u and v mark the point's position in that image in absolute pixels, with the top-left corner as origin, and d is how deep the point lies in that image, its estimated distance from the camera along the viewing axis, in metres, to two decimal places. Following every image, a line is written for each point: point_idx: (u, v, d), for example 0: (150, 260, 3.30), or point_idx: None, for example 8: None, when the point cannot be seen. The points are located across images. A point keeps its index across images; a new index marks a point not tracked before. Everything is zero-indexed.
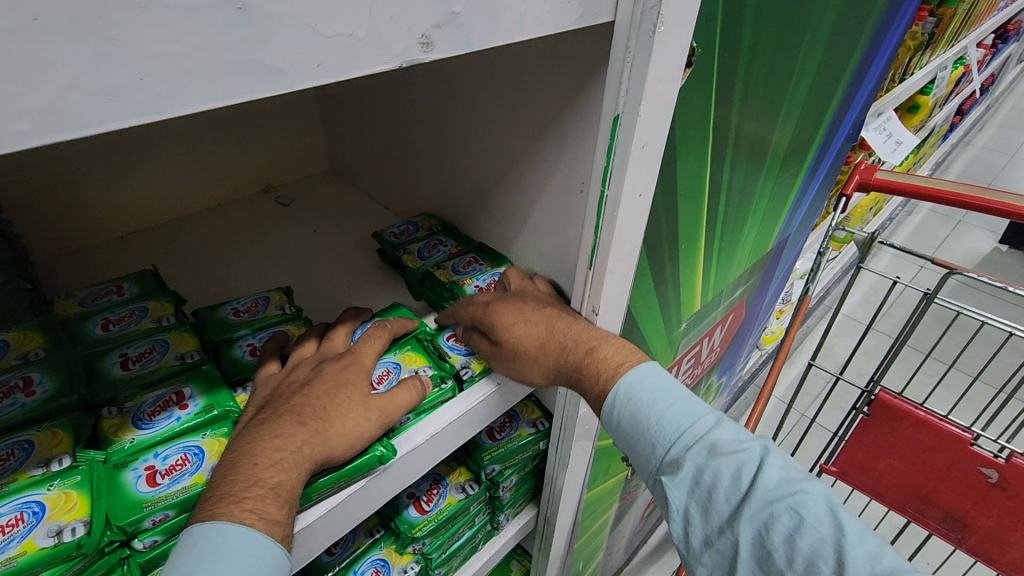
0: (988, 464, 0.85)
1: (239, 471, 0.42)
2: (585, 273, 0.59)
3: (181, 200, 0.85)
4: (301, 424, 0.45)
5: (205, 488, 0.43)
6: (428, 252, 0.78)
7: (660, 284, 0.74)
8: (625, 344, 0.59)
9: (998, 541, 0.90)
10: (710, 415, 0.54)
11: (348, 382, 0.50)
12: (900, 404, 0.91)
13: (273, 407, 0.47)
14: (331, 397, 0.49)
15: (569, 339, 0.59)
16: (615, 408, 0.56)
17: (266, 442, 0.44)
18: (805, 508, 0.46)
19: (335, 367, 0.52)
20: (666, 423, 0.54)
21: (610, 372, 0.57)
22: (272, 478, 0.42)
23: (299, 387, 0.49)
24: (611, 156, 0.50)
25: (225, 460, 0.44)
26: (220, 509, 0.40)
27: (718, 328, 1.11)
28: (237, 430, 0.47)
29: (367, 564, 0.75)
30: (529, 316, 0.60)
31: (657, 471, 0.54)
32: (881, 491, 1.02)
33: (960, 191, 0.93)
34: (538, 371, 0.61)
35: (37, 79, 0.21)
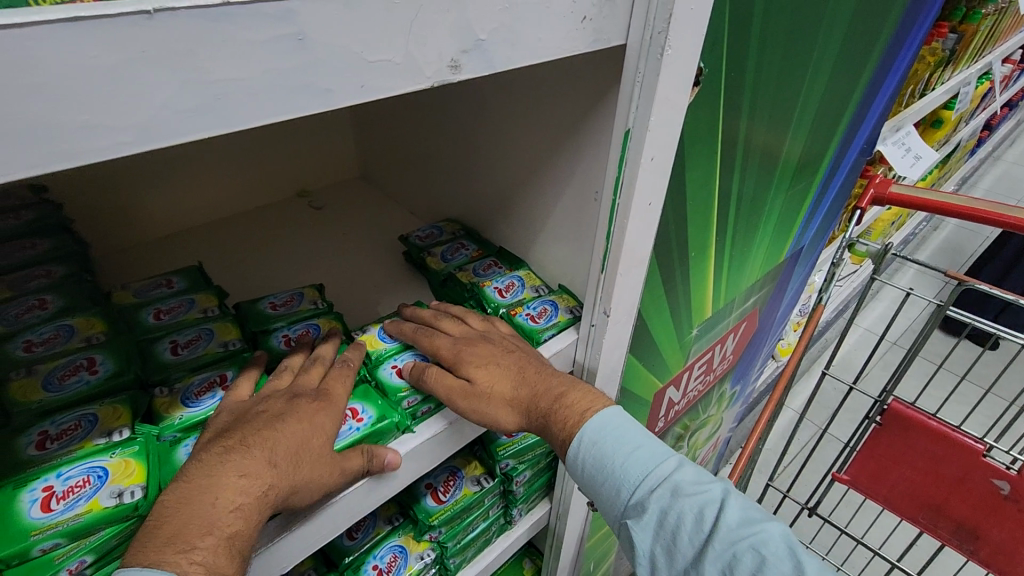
0: (1000, 476, 0.86)
1: (196, 510, 0.41)
2: (596, 276, 0.62)
3: (222, 202, 0.92)
4: (271, 465, 0.44)
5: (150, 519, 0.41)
6: (451, 254, 0.83)
7: (671, 289, 0.77)
8: (590, 388, 0.62)
9: (1009, 554, 0.90)
10: (671, 457, 0.58)
11: (321, 428, 0.49)
12: (913, 414, 0.92)
13: (238, 435, 0.46)
14: (304, 441, 0.47)
15: (542, 381, 0.61)
16: (580, 454, 0.59)
17: (230, 482, 0.42)
18: (766, 547, 0.49)
19: (310, 406, 0.50)
20: (631, 466, 0.57)
21: (576, 418, 0.59)
22: (229, 526, 0.41)
23: (272, 420, 0.48)
24: (622, 168, 0.53)
25: (174, 495, 0.42)
26: (165, 555, 0.39)
27: (731, 336, 1.13)
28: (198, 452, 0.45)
29: (386, 549, 0.80)
30: (500, 359, 0.63)
31: (622, 514, 0.58)
32: (893, 500, 1.03)
33: (974, 204, 0.94)
34: (508, 413, 0.61)
35: (140, 100, 0.26)
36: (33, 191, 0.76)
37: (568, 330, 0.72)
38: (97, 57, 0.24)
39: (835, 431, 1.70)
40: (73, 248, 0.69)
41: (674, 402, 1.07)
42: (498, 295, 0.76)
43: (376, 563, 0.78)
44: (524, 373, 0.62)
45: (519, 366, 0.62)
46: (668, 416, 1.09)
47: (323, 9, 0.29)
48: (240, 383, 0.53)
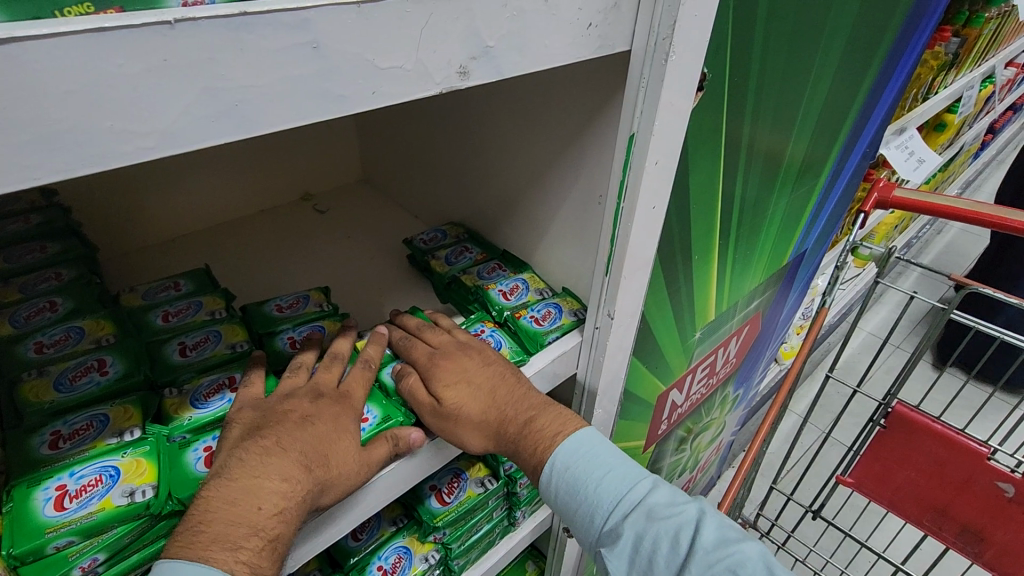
0: (1005, 478, 0.86)
1: (241, 512, 0.42)
2: (601, 279, 0.63)
3: (228, 206, 0.92)
4: (308, 471, 0.46)
5: (194, 513, 0.42)
6: (455, 257, 0.83)
7: (673, 293, 0.77)
8: (562, 409, 0.63)
9: (1016, 556, 0.90)
10: (645, 479, 0.58)
11: (346, 430, 0.50)
12: (916, 417, 0.92)
13: (273, 434, 0.47)
14: (332, 444, 0.49)
15: (512, 405, 0.61)
16: (552, 479, 0.59)
17: (273, 486, 0.44)
18: (742, 568, 0.49)
19: (332, 407, 0.51)
20: (604, 492, 0.57)
21: (546, 444, 0.60)
22: (273, 529, 0.43)
23: (300, 421, 0.48)
24: (626, 173, 0.54)
25: (217, 492, 0.43)
26: (212, 552, 0.40)
27: (734, 340, 1.13)
28: (237, 450, 0.46)
29: (390, 550, 0.80)
30: (472, 378, 0.62)
31: (597, 541, 0.58)
32: (897, 503, 1.03)
33: (987, 211, 0.94)
34: (475, 435, 0.61)
35: (159, 108, 0.27)
36: (42, 196, 0.76)
37: (573, 332, 0.72)
38: (121, 66, 0.25)
39: (839, 435, 1.70)
40: (81, 251, 0.70)
41: (676, 405, 1.07)
42: (503, 297, 0.76)
43: (381, 564, 0.79)
44: (495, 395, 0.61)
45: (491, 387, 0.61)
46: (671, 419, 1.09)
47: (338, 17, 0.30)
48: (253, 381, 0.53)
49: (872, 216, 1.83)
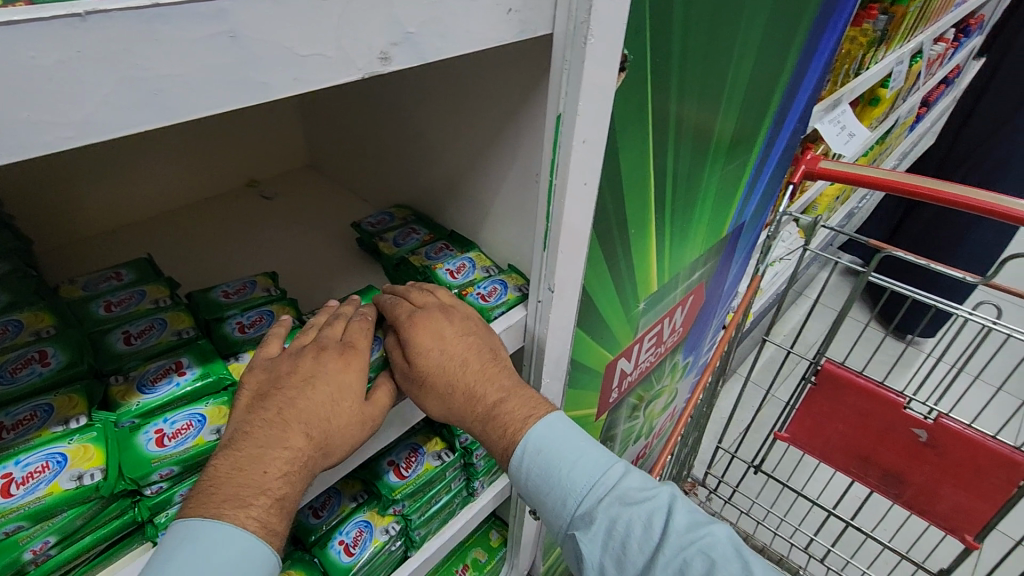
0: (919, 425, 0.95)
1: (248, 476, 0.47)
2: (539, 254, 0.66)
3: (170, 194, 0.91)
4: (309, 438, 0.50)
5: (206, 479, 0.47)
6: (403, 239, 0.85)
7: (613, 266, 0.82)
8: (532, 395, 0.67)
9: (930, 493, 0.99)
10: (616, 466, 0.65)
11: (348, 391, 0.53)
12: (843, 372, 0.99)
13: (274, 402, 0.50)
14: (333, 407, 0.52)
15: (486, 384, 0.63)
16: (527, 465, 0.65)
17: (276, 452, 0.48)
18: (712, 549, 0.58)
19: (336, 366, 0.54)
20: (580, 480, 0.64)
21: (519, 426, 0.65)
22: (278, 489, 0.48)
23: (303, 384, 0.52)
24: (556, 151, 0.57)
25: (229, 457, 0.48)
26: (225, 509, 0.45)
27: (679, 309, 1.19)
28: (241, 419, 0.50)
29: (351, 525, 0.82)
30: (450, 352, 0.63)
31: (570, 523, 0.65)
32: (828, 454, 1.10)
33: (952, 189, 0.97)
34: (442, 406, 0.63)
35: (77, 100, 0.28)
36: None
37: (516, 307, 0.76)
38: (34, 58, 0.26)
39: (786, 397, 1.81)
40: (13, 244, 0.68)
41: (626, 373, 1.12)
42: (450, 276, 0.79)
43: (341, 538, 0.81)
44: (467, 373, 0.63)
45: (468, 360, 0.63)
46: (622, 387, 1.14)
47: (254, 7, 0.31)
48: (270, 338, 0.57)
49: (812, 188, 1.92)
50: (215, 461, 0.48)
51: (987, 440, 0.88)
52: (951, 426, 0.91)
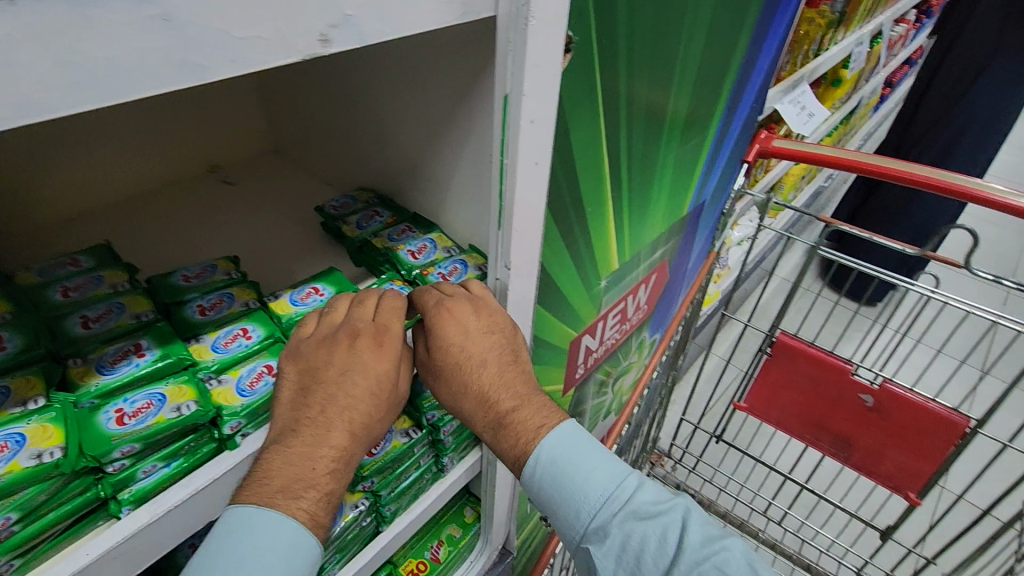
0: (865, 390, 1.00)
1: (299, 471, 0.53)
2: (495, 233, 0.68)
3: (129, 180, 0.90)
4: (352, 438, 0.56)
5: (260, 473, 0.53)
6: (365, 222, 0.86)
7: (572, 245, 0.84)
8: (545, 403, 0.70)
9: (875, 454, 1.05)
10: (628, 480, 0.69)
11: (383, 387, 0.58)
12: (796, 344, 1.04)
13: (318, 400, 0.55)
14: (370, 405, 0.57)
15: (501, 389, 0.67)
16: (539, 479, 0.68)
17: (324, 452, 0.54)
18: (727, 563, 0.62)
19: (370, 361, 0.58)
20: (593, 496, 0.68)
21: (529, 438, 0.68)
22: (325, 484, 0.54)
23: (343, 381, 0.56)
24: (505, 131, 0.58)
25: (281, 452, 0.53)
26: (279, 501, 0.51)
27: (642, 287, 1.22)
28: (291, 417, 0.55)
29: None
30: (472, 353, 0.66)
31: (583, 536, 0.69)
32: (782, 421, 1.15)
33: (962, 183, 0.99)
34: (458, 399, 0.68)
35: (10, 82, 0.29)
36: None
37: (476, 286, 0.78)
38: None
39: None
40: None
41: (592, 350, 1.15)
42: (411, 257, 0.80)
43: None
44: (484, 375, 0.66)
45: (489, 362, 0.66)
46: (588, 364, 1.17)
47: None
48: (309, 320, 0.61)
49: (775, 167, 1.96)
50: (266, 453, 0.54)
51: (929, 403, 0.94)
52: (896, 390, 0.96)
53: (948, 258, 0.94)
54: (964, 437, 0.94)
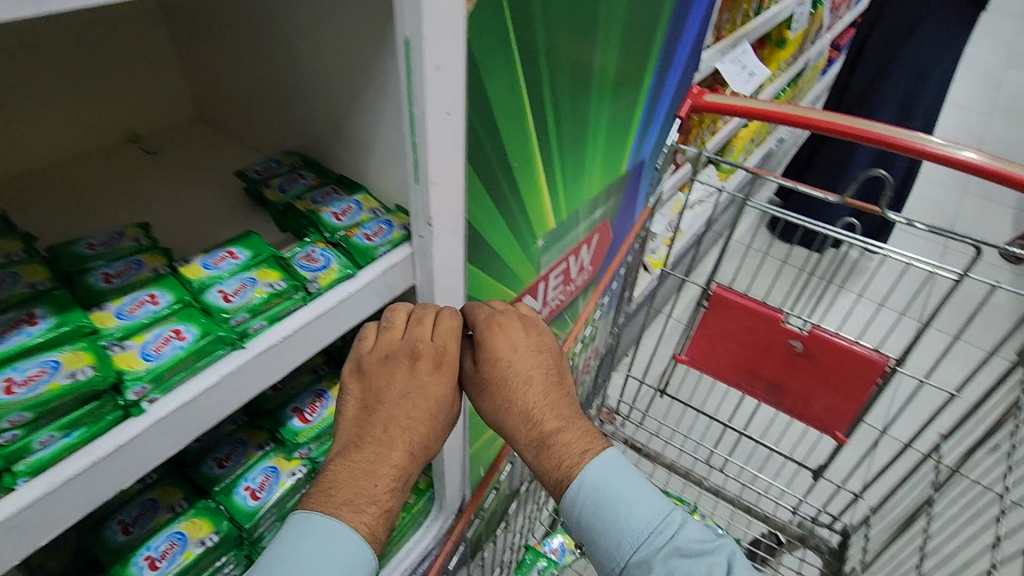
0: (795, 336, 1.04)
1: (364, 484, 0.67)
2: (414, 187, 0.68)
3: (38, 148, 0.83)
4: (409, 456, 0.70)
5: (330, 486, 0.66)
6: (289, 185, 0.83)
7: (501, 203, 0.84)
8: (589, 430, 0.79)
9: (805, 397, 1.10)
10: (673, 517, 0.76)
11: (433, 400, 0.73)
12: (729, 295, 1.07)
13: (380, 419, 0.70)
14: (421, 419, 0.72)
15: (545, 410, 0.77)
16: (585, 501, 0.76)
17: (385, 468, 0.68)
18: None
19: (423, 379, 0.73)
20: (637, 525, 0.75)
21: (572, 461, 0.77)
22: (383, 502, 0.67)
23: (401, 400, 0.71)
24: (410, 79, 0.57)
25: (346, 465, 0.67)
26: (343, 511, 0.65)
27: (585, 247, 1.23)
28: (359, 434, 0.70)
29: (257, 471, 0.83)
30: (518, 370, 0.77)
31: (625, 563, 0.75)
32: (720, 371, 1.18)
33: (904, 137, 1.01)
34: (509, 416, 0.78)
35: None
36: None
37: (403, 245, 0.77)
38: None
39: None
40: None
41: (535, 311, 1.16)
42: (335, 219, 0.78)
43: (247, 485, 0.82)
44: (529, 397, 0.77)
45: (534, 379, 0.78)
46: None
47: None
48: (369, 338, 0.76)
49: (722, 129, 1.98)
50: (335, 466, 0.68)
51: (853, 344, 0.99)
52: (823, 334, 1.01)
53: (870, 205, 0.97)
54: (884, 375, 1.00)
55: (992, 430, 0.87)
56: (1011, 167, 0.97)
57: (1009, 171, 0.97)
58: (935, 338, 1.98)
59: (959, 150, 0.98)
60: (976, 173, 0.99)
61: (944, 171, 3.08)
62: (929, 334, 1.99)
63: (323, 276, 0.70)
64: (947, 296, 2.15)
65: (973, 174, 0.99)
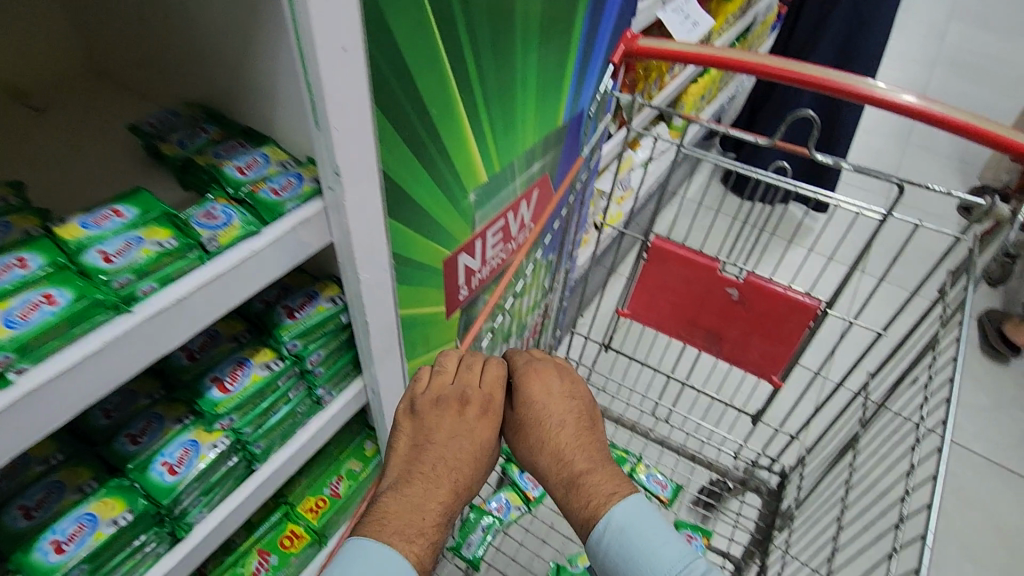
0: (732, 285, 1.04)
1: (412, 515, 0.70)
2: (316, 134, 0.63)
3: None
4: (452, 491, 0.74)
5: (381, 520, 0.69)
6: (188, 139, 0.76)
7: (421, 152, 0.79)
8: (619, 474, 0.80)
9: (742, 344, 1.11)
10: (697, 564, 0.70)
11: (478, 441, 0.79)
12: (669, 247, 1.06)
13: (428, 454, 0.76)
14: (464, 457, 0.77)
15: (576, 451, 0.81)
16: (607, 538, 0.73)
17: (431, 501, 0.72)
18: None
19: (469, 418, 0.81)
20: (657, 567, 0.70)
21: (603, 502, 0.76)
22: (427, 536, 0.69)
23: (449, 439, 0.78)
24: (293, 6, 0.52)
25: (397, 498, 0.71)
26: (393, 541, 0.66)
27: (525, 203, 1.19)
28: (409, 471, 0.75)
29: (175, 446, 0.79)
30: (550, 413, 0.85)
31: None
32: (662, 323, 1.18)
33: (852, 79, 0.95)
34: (542, 462, 0.83)
35: None
36: None
37: (314, 200, 0.72)
38: None
39: None
40: None
41: (474, 270, 1.13)
42: (238, 173, 0.72)
43: (164, 460, 0.78)
44: (559, 438, 0.83)
45: (568, 423, 0.84)
46: (472, 284, 1.15)
47: None
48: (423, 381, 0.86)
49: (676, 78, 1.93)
50: (386, 502, 0.71)
51: (788, 291, 1.00)
52: (758, 281, 1.02)
53: (799, 147, 0.97)
54: (816, 319, 1.02)
55: (913, 363, 0.89)
56: (961, 114, 0.92)
57: (959, 118, 0.92)
58: (874, 286, 2.04)
59: (906, 94, 0.93)
60: (925, 119, 0.93)
61: (888, 126, 3.15)
62: (869, 282, 2.05)
63: (224, 234, 0.65)
64: (886, 245, 2.21)
65: (920, 119, 0.93)
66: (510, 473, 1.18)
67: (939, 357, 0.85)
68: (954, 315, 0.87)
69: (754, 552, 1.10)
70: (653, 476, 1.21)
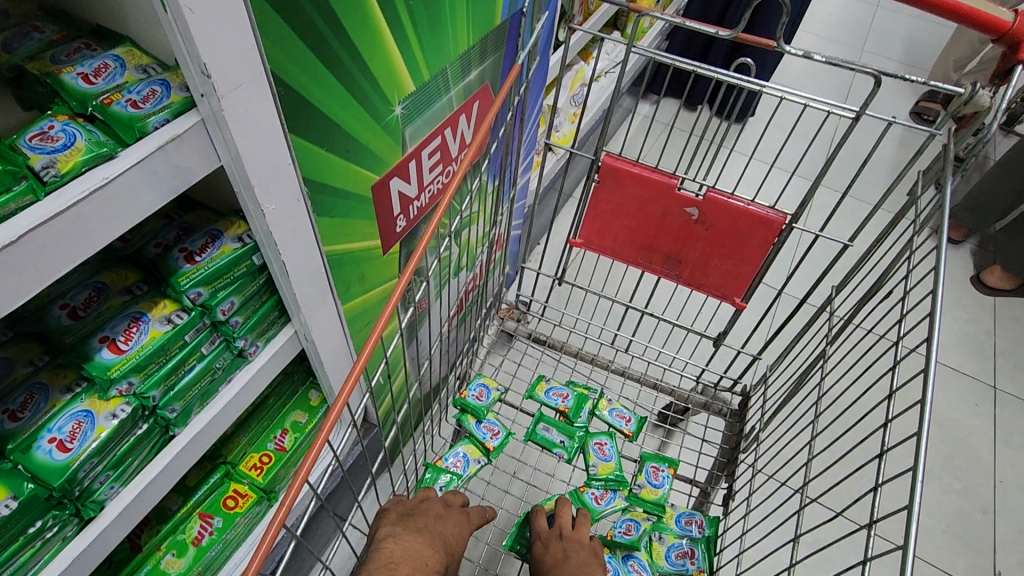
0: (690, 204, 0.96)
1: (412, 557, 0.65)
2: (165, 20, 0.49)
3: None
4: (440, 546, 0.71)
5: (382, 557, 0.63)
6: (16, 42, 0.60)
7: (322, 50, 0.64)
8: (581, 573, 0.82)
9: (703, 266, 1.04)
10: None
11: (458, 527, 0.79)
12: (622, 165, 0.96)
13: (409, 517, 0.73)
14: (445, 529, 0.76)
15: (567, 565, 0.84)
16: None
17: (426, 548, 0.68)
18: None
19: (451, 513, 0.80)
20: None
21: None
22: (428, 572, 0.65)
23: (433, 515, 0.76)
24: None
25: (397, 544, 0.66)
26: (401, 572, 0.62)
27: (463, 117, 1.05)
28: (391, 529, 0.69)
29: (66, 419, 0.68)
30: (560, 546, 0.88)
31: None
32: (618, 251, 1.09)
33: None
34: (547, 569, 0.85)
35: None
36: None
37: (188, 111, 0.57)
38: None
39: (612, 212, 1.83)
40: None
41: (409, 197, 1.00)
42: (83, 82, 0.58)
43: (52, 437, 0.67)
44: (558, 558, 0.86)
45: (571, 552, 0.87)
46: (409, 215, 1.03)
47: None
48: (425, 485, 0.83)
49: None
50: (386, 546, 0.65)
51: (749, 206, 0.92)
52: (719, 197, 0.93)
53: (766, 40, 0.85)
54: (780, 234, 0.95)
55: (884, 276, 0.84)
56: None
57: None
58: (831, 201, 2.01)
59: None
60: None
61: (842, 29, 3.04)
62: (825, 195, 2.01)
63: (64, 159, 0.51)
64: (841, 156, 2.16)
65: None
66: (465, 426, 1.09)
67: (912, 266, 0.79)
68: (927, 220, 0.81)
69: (719, 475, 1.08)
70: (616, 410, 1.16)
